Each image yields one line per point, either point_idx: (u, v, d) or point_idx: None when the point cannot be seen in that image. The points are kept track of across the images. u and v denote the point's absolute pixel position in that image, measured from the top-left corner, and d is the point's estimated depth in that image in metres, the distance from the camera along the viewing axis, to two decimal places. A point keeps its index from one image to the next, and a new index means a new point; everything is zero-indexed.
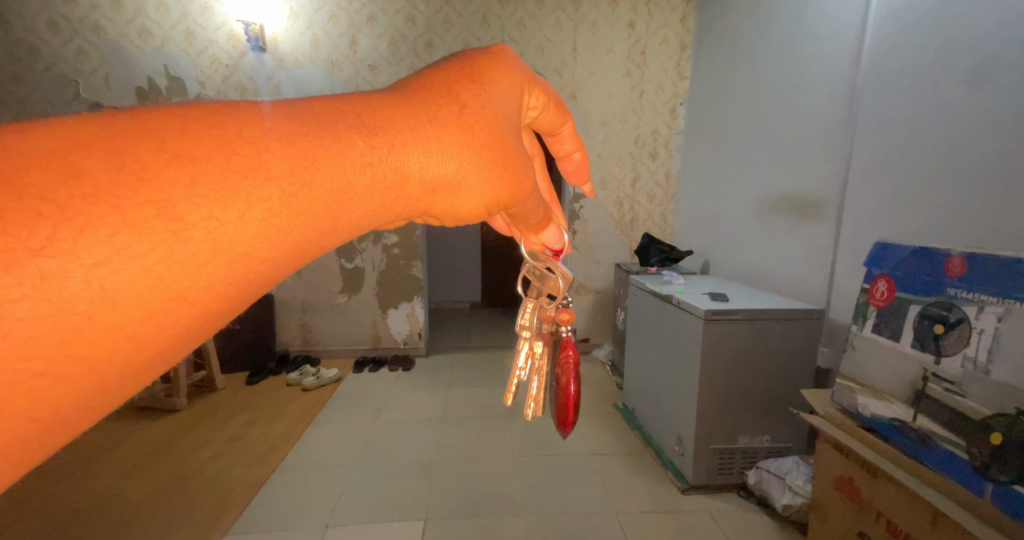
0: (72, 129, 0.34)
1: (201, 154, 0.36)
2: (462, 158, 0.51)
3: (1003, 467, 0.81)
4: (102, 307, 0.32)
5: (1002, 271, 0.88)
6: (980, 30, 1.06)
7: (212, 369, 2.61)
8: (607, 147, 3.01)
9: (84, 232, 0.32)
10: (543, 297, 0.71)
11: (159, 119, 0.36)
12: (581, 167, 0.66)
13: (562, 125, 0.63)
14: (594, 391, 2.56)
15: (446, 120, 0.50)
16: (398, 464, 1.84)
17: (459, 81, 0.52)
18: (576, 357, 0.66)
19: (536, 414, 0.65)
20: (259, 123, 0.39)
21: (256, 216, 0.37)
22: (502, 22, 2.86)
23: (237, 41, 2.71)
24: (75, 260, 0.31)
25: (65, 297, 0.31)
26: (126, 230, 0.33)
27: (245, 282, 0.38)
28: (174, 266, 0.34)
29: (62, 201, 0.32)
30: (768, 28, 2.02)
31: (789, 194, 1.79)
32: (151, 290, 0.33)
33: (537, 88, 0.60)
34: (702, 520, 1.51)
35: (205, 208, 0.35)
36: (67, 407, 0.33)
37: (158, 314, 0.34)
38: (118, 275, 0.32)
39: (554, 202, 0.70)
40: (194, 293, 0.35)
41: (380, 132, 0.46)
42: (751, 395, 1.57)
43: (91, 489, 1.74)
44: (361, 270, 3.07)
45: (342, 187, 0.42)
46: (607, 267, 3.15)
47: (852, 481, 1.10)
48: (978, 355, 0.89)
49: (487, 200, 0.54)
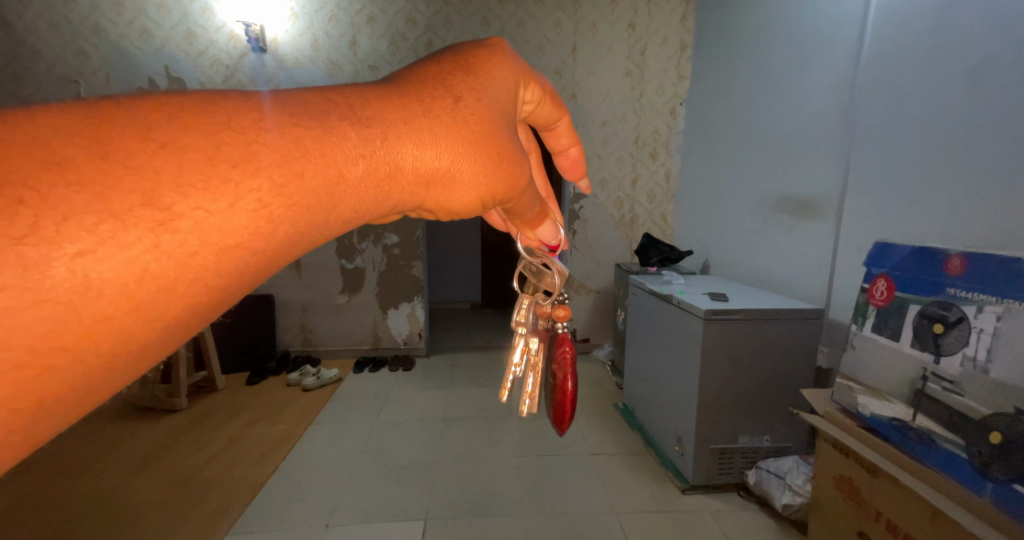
0: (56, 116, 0.34)
1: (189, 143, 0.36)
2: (455, 151, 0.51)
3: (1003, 467, 0.81)
4: (87, 297, 0.32)
5: (1002, 270, 0.88)
6: (979, 29, 1.07)
7: (212, 369, 2.61)
8: (606, 147, 3.02)
9: (67, 221, 0.32)
10: (540, 293, 0.71)
11: (143, 107, 0.36)
12: (577, 163, 0.66)
13: (558, 120, 0.64)
14: (594, 391, 2.56)
15: (440, 113, 0.50)
16: (399, 465, 1.84)
17: (454, 74, 0.52)
18: (573, 353, 0.65)
19: (532, 410, 0.65)
20: (250, 114, 0.39)
21: (245, 207, 0.37)
22: (502, 23, 2.86)
23: (237, 41, 2.70)
24: (59, 249, 0.31)
25: (48, 287, 0.31)
26: (112, 220, 0.33)
27: (235, 274, 0.38)
28: (161, 256, 0.34)
29: (45, 189, 0.32)
30: (768, 28, 2.03)
31: (789, 194, 1.80)
32: (138, 281, 0.33)
33: (534, 82, 0.60)
34: (703, 520, 1.51)
35: (193, 198, 0.35)
36: (53, 399, 0.33)
37: (145, 305, 0.34)
38: (103, 265, 0.32)
39: (551, 199, 0.70)
40: (182, 284, 0.35)
41: (373, 123, 0.46)
42: (750, 395, 1.58)
43: (90, 489, 1.73)
44: (361, 270, 3.07)
45: (334, 179, 0.43)
46: (607, 267, 3.16)
47: (852, 481, 1.11)
48: (977, 354, 0.90)
49: (482, 194, 0.54)
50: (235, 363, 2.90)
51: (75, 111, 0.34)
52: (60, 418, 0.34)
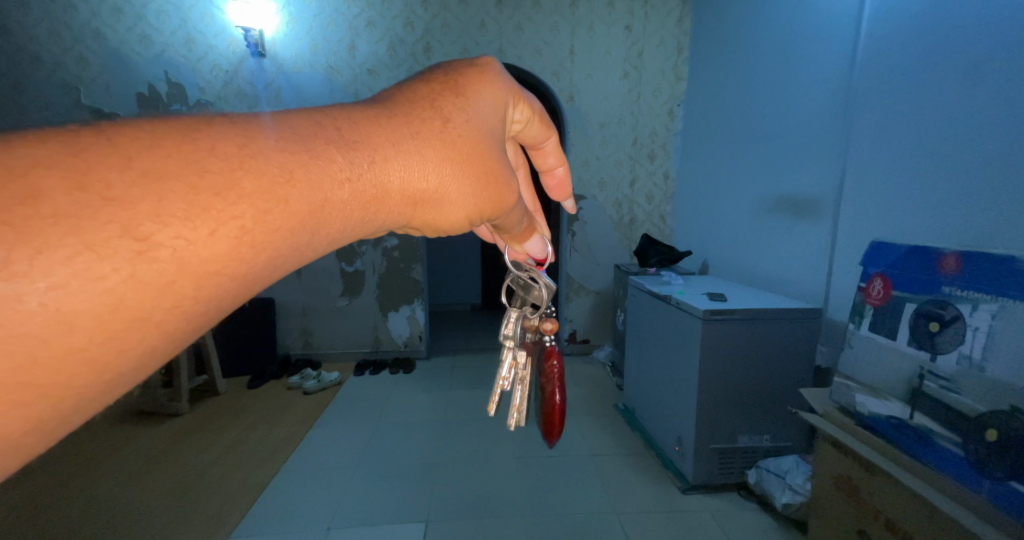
0: (36, 149, 0.35)
1: (169, 172, 0.36)
2: (444, 172, 0.51)
3: (999, 464, 0.82)
4: (58, 330, 0.32)
5: (993, 270, 0.89)
6: (971, 31, 1.08)
7: (212, 372, 2.61)
8: (604, 149, 3.03)
9: (41, 254, 0.32)
10: (527, 305, 0.71)
11: (126, 138, 0.36)
12: (564, 181, 0.67)
13: (546, 139, 0.64)
14: (593, 392, 2.57)
15: (428, 134, 0.50)
16: (401, 465, 1.85)
17: (443, 95, 0.53)
18: (561, 367, 0.66)
19: (520, 423, 0.66)
20: (236, 141, 0.40)
21: (227, 234, 0.37)
22: (499, 27, 2.88)
23: (237, 47, 2.72)
24: (30, 284, 0.31)
25: (19, 321, 0.31)
26: (88, 252, 0.33)
27: (214, 299, 0.38)
28: (136, 286, 0.34)
29: (18, 222, 0.32)
30: (764, 28, 2.04)
31: (786, 195, 1.81)
32: (112, 311, 0.34)
33: (524, 101, 0.60)
34: (702, 519, 1.52)
35: (173, 228, 0.35)
36: (20, 433, 0.33)
37: (119, 336, 0.35)
38: (76, 297, 0.33)
39: (538, 213, 0.71)
40: (159, 314, 0.36)
41: (361, 146, 0.46)
42: (749, 396, 1.58)
43: (93, 493, 1.74)
44: (361, 273, 3.07)
45: (320, 202, 0.43)
46: (606, 269, 3.17)
47: (850, 479, 1.11)
48: (972, 352, 0.91)
49: (470, 213, 0.55)
50: (237, 365, 2.91)
51: (59, 143, 0.35)
52: (29, 450, 0.34)
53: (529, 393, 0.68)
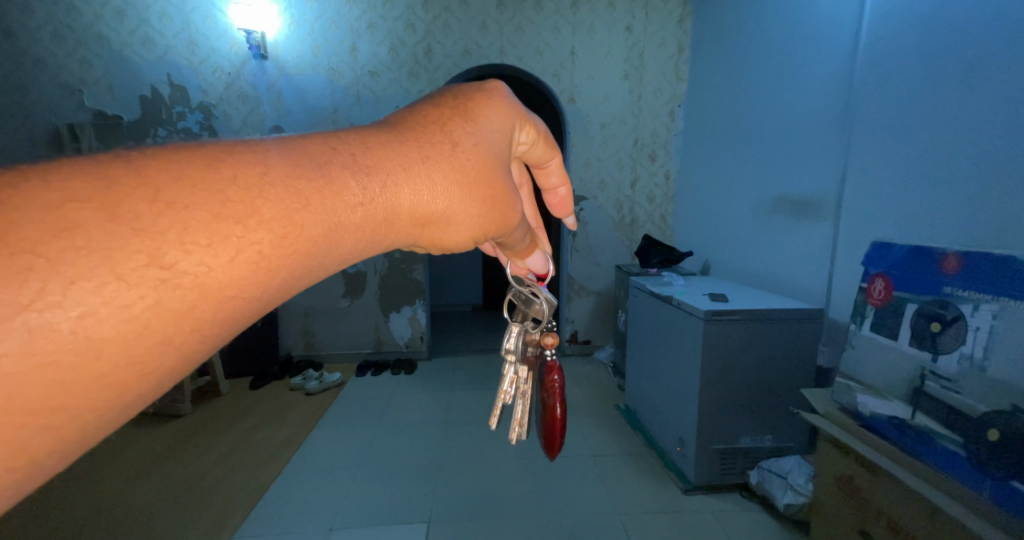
0: (66, 180, 0.35)
1: (194, 201, 0.37)
2: (452, 194, 0.51)
3: (1001, 464, 0.82)
4: (87, 358, 0.33)
5: (994, 270, 0.89)
6: (972, 32, 1.08)
7: (215, 373, 2.62)
8: (606, 150, 3.03)
9: (74, 285, 0.32)
10: (528, 320, 0.71)
11: (154, 168, 0.37)
12: (566, 199, 0.67)
13: (551, 159, 0.64)
14: (595, 393, 2.57)
15: (438, 158, 0.51)
16: (402, 465, 1.86)
17: (453, 119, 0.53)
18: (561, 381, 0.66)
19: (521, 437, 0.66)
20: (256, 168, 0.40)
21: (246, 260, 0.38)
22: (500, 28, 2.89)
23: (238, 49, 2.74)
24: (63, 313, 0.32)
25: (50, 349, 0.32)
26: (117, 281, 0.33)
27: (230, 322, 0.39)
28: (161, 312, 0.35)
29: (53, 254, 0.32)
30: (764, 29, 2.05)
31: (786, 196, 1.81)
32: (137, 337, 0.34)
33: (530, 123, 0.60)
34: (703, 519, 1.52)
35: (196, 255, 0.36)
36: (44, 455, 0.33)
37: (143, 360, 0.35)
38: (104, 325, 0.33)
39: (540, 229, 0.71)
40: (181, 337, 0.36)
41: (374, 171, 0.46)
42: (750, 397, 1.58)
43: (104, 491, 1.76)
44: (363, 274, 3.07)
45: (333, 225, 0.43)
46: (608, 269, 3.17)
47: (853, 481, 1.11)
48: (974, 352, 0.91)
49: (476, 233, 0.55)
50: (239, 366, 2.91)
51: (90, 174, 0.36)
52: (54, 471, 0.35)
53: (530, 406, 0.69)
